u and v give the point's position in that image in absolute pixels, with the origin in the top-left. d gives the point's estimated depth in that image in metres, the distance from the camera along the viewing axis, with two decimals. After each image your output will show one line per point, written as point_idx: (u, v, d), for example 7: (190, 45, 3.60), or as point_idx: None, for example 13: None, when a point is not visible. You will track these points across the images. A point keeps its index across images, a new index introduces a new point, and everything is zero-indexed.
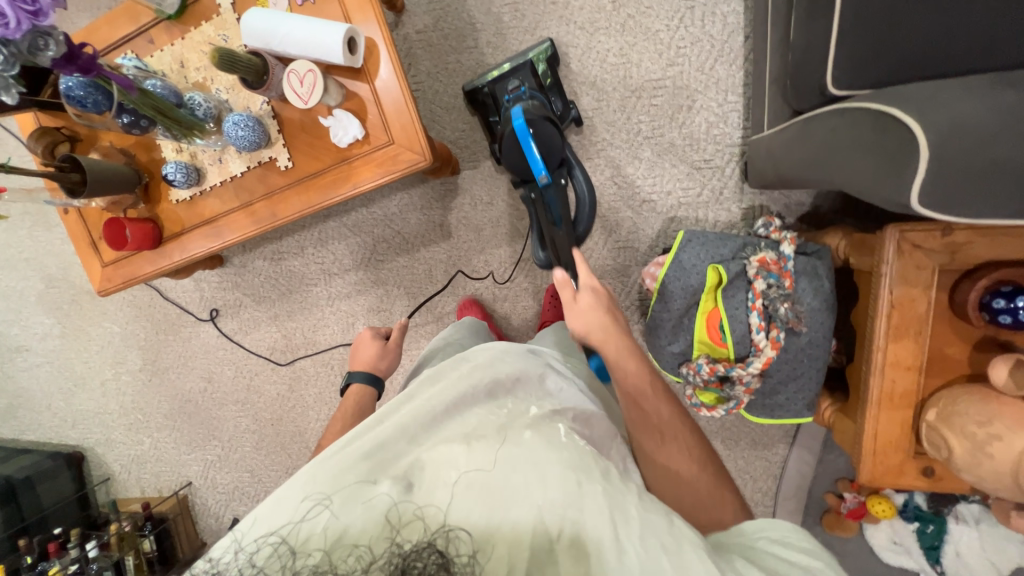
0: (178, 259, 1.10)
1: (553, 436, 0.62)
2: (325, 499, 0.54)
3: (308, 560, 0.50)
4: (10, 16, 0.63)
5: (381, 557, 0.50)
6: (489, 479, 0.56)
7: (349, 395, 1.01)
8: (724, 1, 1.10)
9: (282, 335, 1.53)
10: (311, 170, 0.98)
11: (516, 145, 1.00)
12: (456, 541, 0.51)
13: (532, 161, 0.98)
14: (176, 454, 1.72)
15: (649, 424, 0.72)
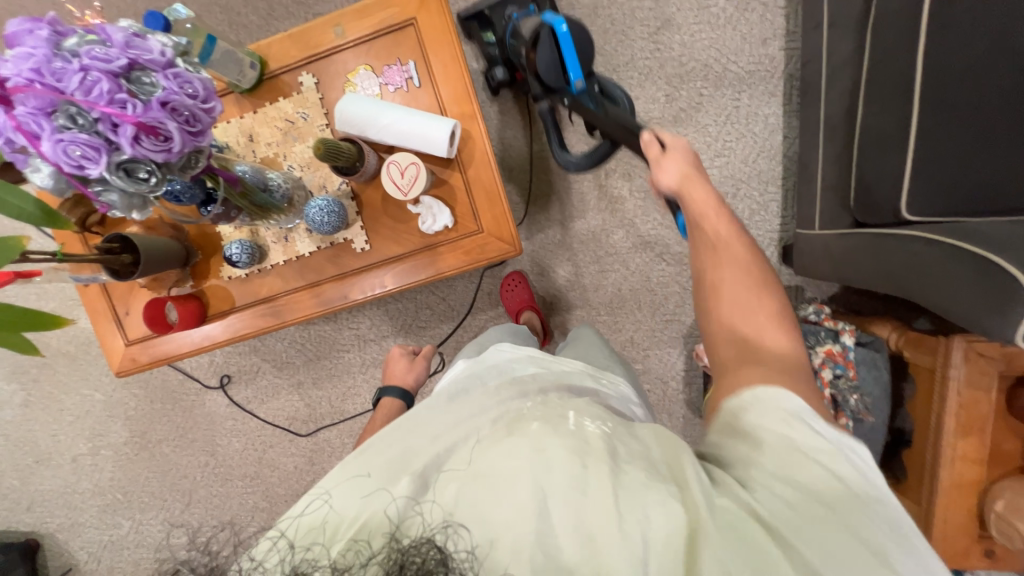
0: (223, 339, 1.01)
1: (561, 424, 0.56)
2: (326, 494, 0.51)
3: (308, 557, 0.46)
4: (175, 140, 0.55)
5: (381, 552, 0.45)
6: (495, 471, 0.51)
7: (381, 409, 0.96)
8: (766, 103, 1.22)
9: (305, 404, 1.42)
10: (391, 253, 0.96)
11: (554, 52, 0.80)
12: (455, 538, 0.46)
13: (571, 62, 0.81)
14: (162, 539, 1.50)
15: (709, 246, 0.69)
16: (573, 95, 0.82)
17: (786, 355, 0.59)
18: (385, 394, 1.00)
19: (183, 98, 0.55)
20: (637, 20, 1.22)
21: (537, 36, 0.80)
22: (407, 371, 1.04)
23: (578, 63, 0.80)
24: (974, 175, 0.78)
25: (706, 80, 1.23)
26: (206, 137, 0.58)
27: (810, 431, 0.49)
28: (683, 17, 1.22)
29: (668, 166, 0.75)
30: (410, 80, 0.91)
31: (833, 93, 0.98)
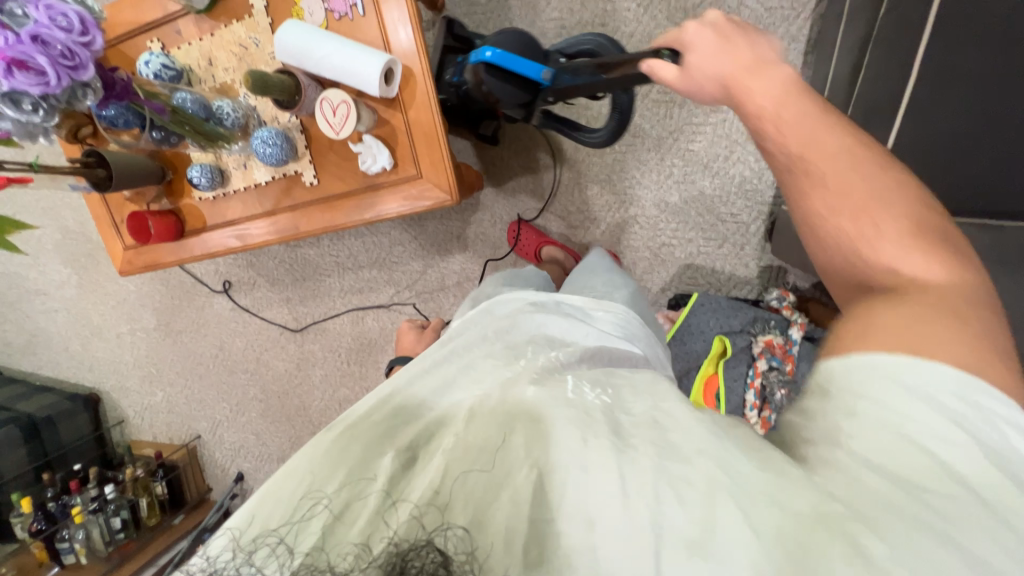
0: (197, 254, 1.10)
1: (560, 394, 0.48)
2: (325, 497, 0.38)
3: (306, 561, 0.34)
4: (52, 73, 0.71)
5: (379, 558, 0.33)
6: (499, 442, 0.41)
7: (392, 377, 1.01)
8: (782, 51, 1.04)
9: (293, 317, 1.58)
10: (335, 190, 0.98)
11: (507, 78, 0.83)
12: (455, 538, 0.35)
13: (521, 65, 0.81)
14: (187, 409, 1.81)
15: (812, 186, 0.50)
16: (555, 87, 0.82)
17: (943, 282, 0.42)
18: (395, 364, 1.04)
19: (54, 35, 0.70)
20: None
21: (487, 82, 0.83)
22: (416, 343, 1.10)
23: (529, 63, 0.81)
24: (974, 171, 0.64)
25: None
26: (83, 71, 0.74)
27: (939, 408, 0.34)
28: None
29: (700, 59, 0.56)
30: (355, 7, 0.86)
31: (843, 48, 0.82)
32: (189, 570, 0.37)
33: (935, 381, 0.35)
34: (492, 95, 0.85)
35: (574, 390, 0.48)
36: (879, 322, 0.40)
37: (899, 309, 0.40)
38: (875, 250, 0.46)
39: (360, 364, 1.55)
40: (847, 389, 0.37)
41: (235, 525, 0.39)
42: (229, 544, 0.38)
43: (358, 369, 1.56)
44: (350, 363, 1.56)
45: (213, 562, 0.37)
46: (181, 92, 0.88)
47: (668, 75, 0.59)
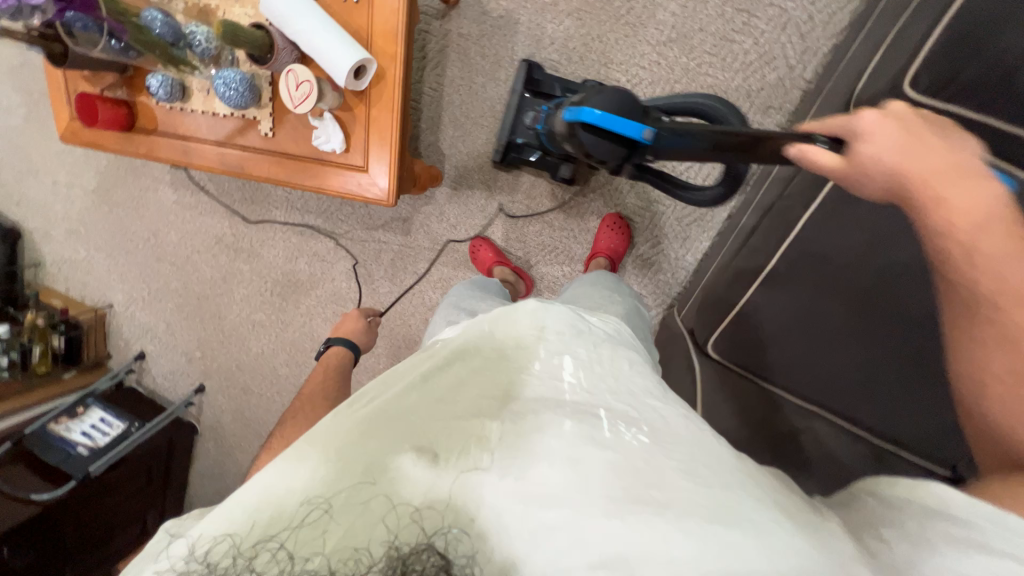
0: (142, 152, 1.11)
1: (597, 430, 0.49)
2: (326, 505, 0.44)
3: (306, 566, 0.42)
4: None
5: (380, 562, 0.42)
6: (523, 473, 0.46)
7: (329, 355, 0.98)
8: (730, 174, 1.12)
9: (232, 231, 1.61)
10: (287, 150, 1.02)
11: (607, 136, 0.64)
12: (455, 544, 0.44)
13: (628, 124, 0.62)
14: (106, 278, 1.83)
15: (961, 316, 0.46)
16: (651, 149, 0.64)
17: None
18: (334, 342, 1.03)
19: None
20: (653, 20, 1.08)
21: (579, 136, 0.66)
22: (362, 333, 1.08)
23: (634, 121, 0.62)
24: (788, 361, 0.77)
25: None
26: None
27: None
28: (700, 40, 1.06)
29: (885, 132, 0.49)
30: None
31: (760, 204, 0.91)
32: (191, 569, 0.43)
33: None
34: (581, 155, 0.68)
35: (611, 432, 0.49)
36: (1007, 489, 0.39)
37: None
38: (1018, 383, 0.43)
39: (282, 297, 1.62)
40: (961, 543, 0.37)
41: (234, 531, 0.45)
42: (231, 541, 0.44)
43: (279, 301, 1.63)
44: (272, 293, 1.63)
45: (216, 568, 0.43)
46: (152, 11, 0.89)
47: (825, 162, 0.51)
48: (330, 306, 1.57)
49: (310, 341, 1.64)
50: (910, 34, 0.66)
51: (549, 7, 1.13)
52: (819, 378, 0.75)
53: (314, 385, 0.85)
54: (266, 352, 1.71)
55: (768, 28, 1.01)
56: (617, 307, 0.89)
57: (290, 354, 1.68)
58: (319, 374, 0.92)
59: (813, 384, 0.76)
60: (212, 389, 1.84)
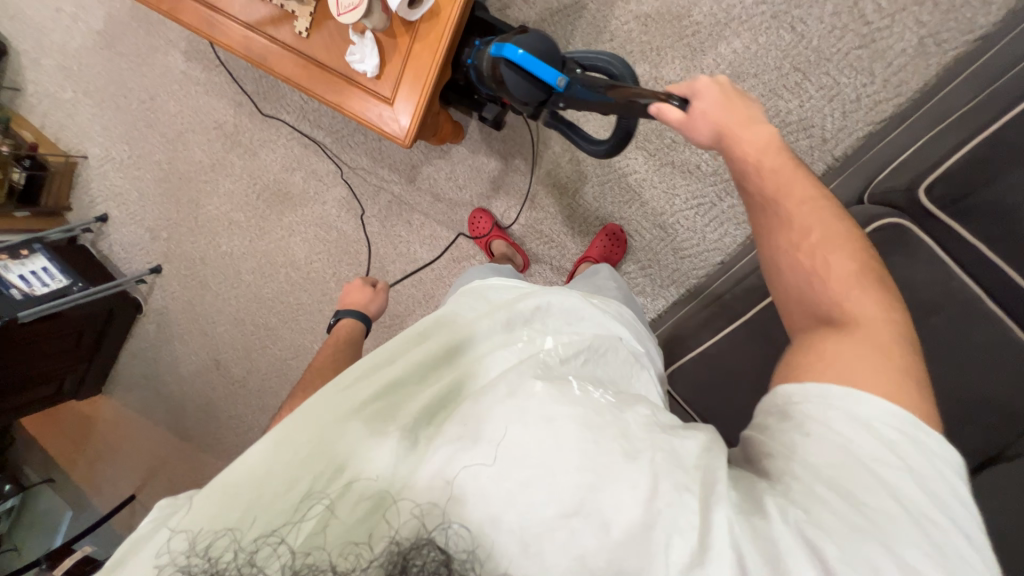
0: (162, 8, 1.04)
1: (565, 388, 0.52)
2: (320, 494, 0.45)
3: (308, 560, 0.42)
4: None
5: (380, 557, 0.41)
6: (500, 440, 0.47)
7: (340, 328, 0.97)
8: (735, 222, 1.14)
9: (234, 122, 1.54)
10: (317, 57, 0.98)
11: (522, 74, 0.75)
12: (455, 537, 0.43)
13: (540, 64, 0.73)
14: (88, 127, 1.73)
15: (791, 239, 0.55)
16: (566, 96, 0.75)
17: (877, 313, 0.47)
18: (344, 314, 1.02)
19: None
20: (714, 50, 1.07)
21: (502, 71, 0.76)
22: (369, 301, 1.07)
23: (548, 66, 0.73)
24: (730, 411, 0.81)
25: (713, 157, 1.12)
26: None
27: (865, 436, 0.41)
28: (751, 85, 1.06)
29: (708, 106, 0.61)
30: None
31: (753, 260, 0.94)
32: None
33: (869, 408, 0.42)
34: (504, 90, 0.79)
35: (579, 390, 0.53)
36: (823, 356, 0.47)
37: (840, 344, 0.46)
38: (819, 265, 0.51)
39: (267, 205, 1.57)
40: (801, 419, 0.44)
41: (235, 526, 0.44)
42: (229, 537, 0.43)
43: (262, 208, 1.58)
44: (258, 197, 1.57)
45: (216, 562, 0.42)
46: None
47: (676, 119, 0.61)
48: (313, 228, 1.53)
49: (282, 257, 1.60)
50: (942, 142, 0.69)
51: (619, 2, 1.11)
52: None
53: (324, 356, 0.86)
54: (235, 253, 1.66)
55: (817, 94, 1.03)
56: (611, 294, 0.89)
57: (258, 263, 1.64)
58: (328, 345, 0.92)
59: None
60: (168, 274, 1.78)
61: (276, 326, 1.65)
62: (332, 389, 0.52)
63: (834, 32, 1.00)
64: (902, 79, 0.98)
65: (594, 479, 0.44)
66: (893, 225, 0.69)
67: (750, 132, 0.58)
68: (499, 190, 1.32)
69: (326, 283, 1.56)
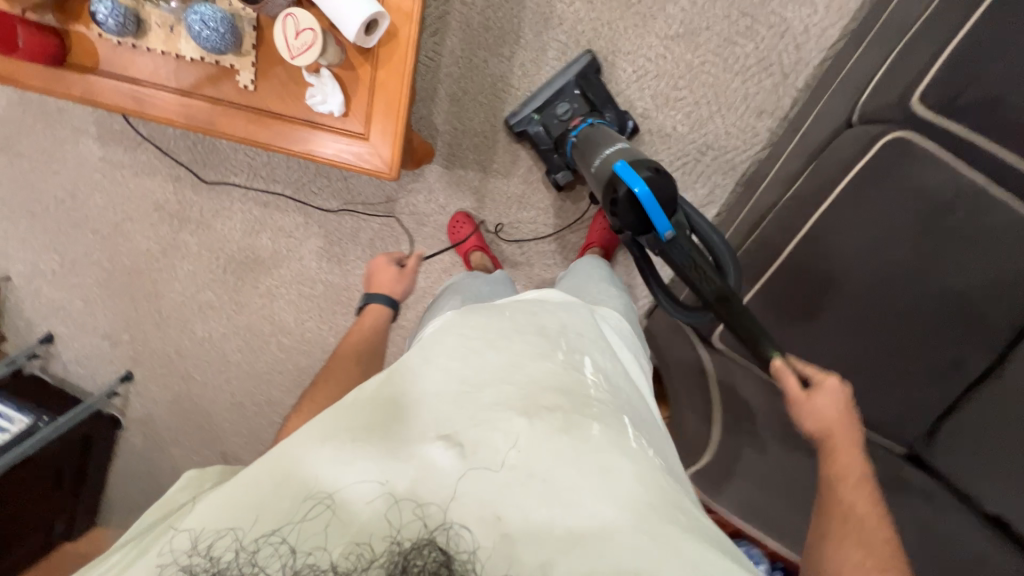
0: (76, 95, 0.93)
1: (623, 440, 0.54)
2: (330, 500, 0.47)
3: (307, 560, 0.44)
4: None
5: (381, 557, 0.44)
6: (541, 469, 0.50)
7: (367, 316, 0.91)
8: (722, 173, 1.16)
9: (177, 198, 1.40)
10: (270, 108, 0.90)
11: (631, 212, 0.80)
12: (456, 538, 0.46)
13: (655, 216, 0.78)
14: (3, 244, 1.53)
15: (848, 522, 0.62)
16: (663, 247, 0.81)
17: None
18: (370, 300, 0.94)
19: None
20: (663, 13, 1.09)
21: (617, 195, 0.80)
22: (395, 281, 0.97)
23: (662, 216, 0.78)
24: (782, 347, 0.85)
25: (687, 116, 1.14)
26: None
27: None
28: (706, 38, 1.09)
29: (820, 407, 0.70)
30: None
31: (758, 204, 0.97)
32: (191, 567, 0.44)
33: None
34: (610, 206, 0.84)
35: (633, 443, 0.55)
36: None
37: None
38: (844, 549, 0.59)
39: (237, 276, 1.45)
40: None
41: (238, 524, 0.46)
42: (232, 537, 0.46)
43: (233, 280, 1.46)
44: (225, 271, 1.45)
45: (220, 560, 0.44)
46: None
47: (790, 386, 0.72)
48: (295, 288, 1.44)
49: (269, 325, 1.49)
50: (917, 51, 0.72)
51: None
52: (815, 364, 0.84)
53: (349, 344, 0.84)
54: (214, 336, 1.53)
55: (768, 34, 1.07)
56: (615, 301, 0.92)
57: (244, 340, 1.52)
58: (353, 336, 0.87)
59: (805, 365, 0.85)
60: (143, 378, 1.61)
61: (280, 400, 1.54)
62: (378, 410, 0.54)
63: None
64: (841, 3, 1.03)
65: (619, 518, 0.47)
66: (895, 138, 0.73)
67: (851, 457, 0.67)
68: (483, 199, 1.28)
69: (325, 340, 1.46)
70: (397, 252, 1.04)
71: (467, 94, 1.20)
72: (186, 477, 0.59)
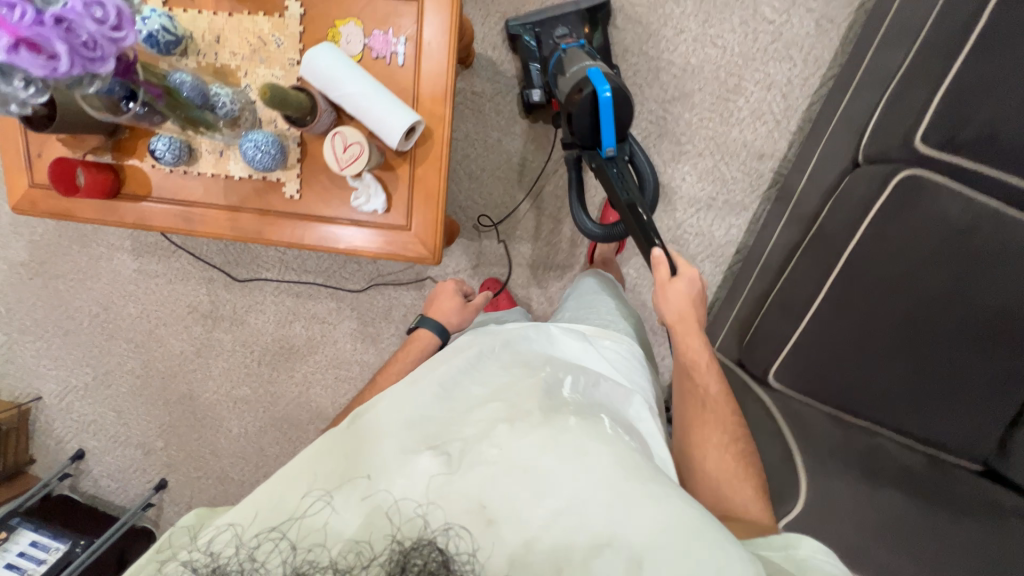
0: (129, 221, 0.99)
1: (599, 428, 0.59)
2: (328, 498, 0.53)
3: (308, 556, 0.49)
4: (65, 61, 0.62)
5: (383, 553, 0.49)
6: (520, 461, 0.54)
7: (417, 340, 0.97)
8: (735, 214, 1.23)
9: (210, 298, 1.44)
10: (315, 212, 0.96)
11: (590, 118, 0.92)
12: (455, 538, 0.50)
13: (605, 131, 0.92)
14: (34, 365, 1.54)
15: (703, 415, 0.78)
16: (601, 162, 0.97)
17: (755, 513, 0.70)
18: (425, 323, 1.00)
19: (83, 23, 0.62)
20: (658, 81, 1.19)
21: (582, 95, 0.91)
22: (454, 313, 1.03)
23: (612, 135, 0.92)
24: (838, 381, 0.86)
25: (693, 168, 1.22)
26: (102, 64, 0.66)
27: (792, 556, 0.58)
28: (700, 98, 1.19)
29: (674, 292, 0.86)
30: (396, 55, 0.87)
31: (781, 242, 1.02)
32: (195, 565, 0.50)
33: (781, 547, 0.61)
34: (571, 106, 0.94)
35: (610, 430, 0.60)
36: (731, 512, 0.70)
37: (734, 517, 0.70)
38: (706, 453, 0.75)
39: (272, 367, 1.46)
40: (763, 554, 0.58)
41: (237, 522, 0.53)
42: (233, 531, 0.52)
43: (268, 372, 1.46)
44: (259, 364, 1.46)
45: (219, 556, 0.50)
46: (181, 72, 0.77)
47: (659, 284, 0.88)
48: (332, 371, 1.44)
49: (307, 413, 1.48)
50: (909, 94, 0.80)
51: None
52: (873, 397, 0.84)
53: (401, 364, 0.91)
54: (251, 431, 1.51)
55: (756, 88, 1.17)
56: (622, 323, 0.96)
57: (281, 431, 1.50)
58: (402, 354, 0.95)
59: (865, 397, 0.85)
60: (178, 484, 1.57)
61: None
62: (377, 426, 0.60)
63: (748, 37, 1.15)
64: (817, 56, 1.14)
65: (596, 494, 0.52)
66: (908, 176, 0.80)
67: (697, 340, 0.84)
68: (511, 264, 1.32)
69: None
70: (465, 285, 1.10)
71: (487, 171, 1.28)
72: (177, 527, 0.56)
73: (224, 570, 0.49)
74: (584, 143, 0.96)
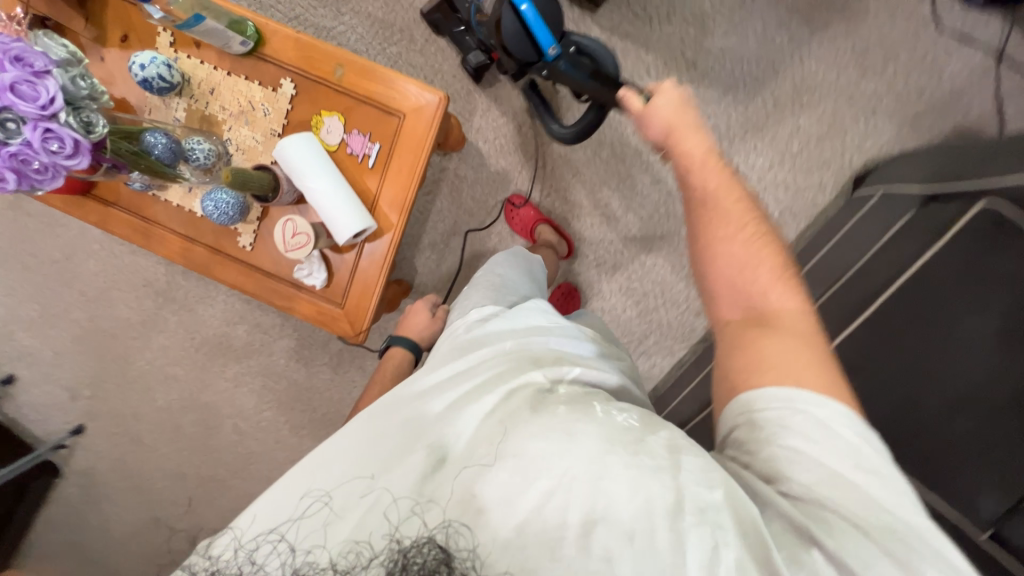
0: (92, 220, 1.04)
1: (589, 410, 0.57)
2: (326, 497, 0.54)
3: (307, 558, 0.50)
4: (10, 179, 0.69)
5: (381, 553, 0.48)
6: (510, 450, 0.53)
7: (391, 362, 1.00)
8: (661, 356, 1.30)
9: (166, 278, 1.50)
10: (262, 265, 1.01)
11: (521, 24, 0.83)
12: (454, 535, 0.49)
13: (539, 29, 0.82)
14: None
15: (710, 225, 0.67)
16: (551, 68, 0.86)
17: (785, 310, 0.58)
18: (396, 341, 1.03)
19: (36, 155, 0.68)
20: (623, 217, 1.26)
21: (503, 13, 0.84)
22: (424, 327, 1.06)
23: (546, 32, 0.83)
24: None
25: (634, 303, 1.29)
26: (52, 182, 0.72)
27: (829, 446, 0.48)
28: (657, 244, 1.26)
29: (658, 113, 0.76)
30: (367, 156, 0.93)
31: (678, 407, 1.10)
32: (198, 567, 0.52)
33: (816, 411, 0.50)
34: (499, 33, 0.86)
35: (602, 411, 0.57)
36: (763, 361, 0.54)
37: (768, 345, 0.55)
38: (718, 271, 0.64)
39: (208, 357, 1.53)
40: (771, 422, 0.51)
41: (237, 526, 0.55)
42: (233, 535, 0.54)
43: (203, 360, 1.53)
44: (197, 350, 1.53)
45: (219, 559, 0.52)
46: (155, 134, 0.84)
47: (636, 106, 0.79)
48: (262, 378, 1.51)
49: (228, 408, 1.55)
50: None
51: (541, 178, 1.28)
52: None
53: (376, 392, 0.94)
54: (173, 407, 1.58)
55: None
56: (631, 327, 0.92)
57: (202, 415, 1.57)
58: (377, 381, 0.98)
59: None
60: (94, 433, 1.64)
61: (224, 478, 1.57)
62: (371, 428, 0.60)
63: None
64: None
65: (588, 471, 0.50)
66: None
67: (692, 139, 0.73)
68: None
69: (279, 431, 1.53)
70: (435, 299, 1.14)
71: (449, 246, 1.33)
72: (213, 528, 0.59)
73: (224, 571, 0.51)
74: (529, 62, 0.87)
